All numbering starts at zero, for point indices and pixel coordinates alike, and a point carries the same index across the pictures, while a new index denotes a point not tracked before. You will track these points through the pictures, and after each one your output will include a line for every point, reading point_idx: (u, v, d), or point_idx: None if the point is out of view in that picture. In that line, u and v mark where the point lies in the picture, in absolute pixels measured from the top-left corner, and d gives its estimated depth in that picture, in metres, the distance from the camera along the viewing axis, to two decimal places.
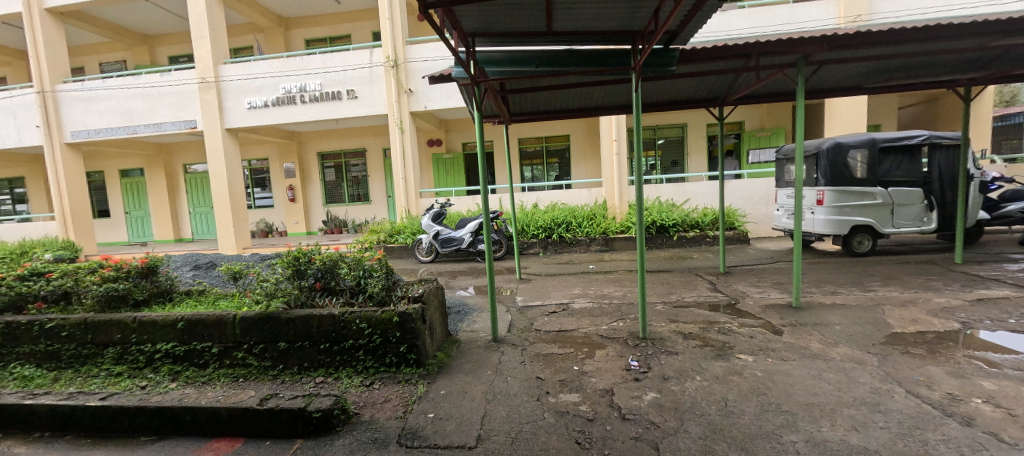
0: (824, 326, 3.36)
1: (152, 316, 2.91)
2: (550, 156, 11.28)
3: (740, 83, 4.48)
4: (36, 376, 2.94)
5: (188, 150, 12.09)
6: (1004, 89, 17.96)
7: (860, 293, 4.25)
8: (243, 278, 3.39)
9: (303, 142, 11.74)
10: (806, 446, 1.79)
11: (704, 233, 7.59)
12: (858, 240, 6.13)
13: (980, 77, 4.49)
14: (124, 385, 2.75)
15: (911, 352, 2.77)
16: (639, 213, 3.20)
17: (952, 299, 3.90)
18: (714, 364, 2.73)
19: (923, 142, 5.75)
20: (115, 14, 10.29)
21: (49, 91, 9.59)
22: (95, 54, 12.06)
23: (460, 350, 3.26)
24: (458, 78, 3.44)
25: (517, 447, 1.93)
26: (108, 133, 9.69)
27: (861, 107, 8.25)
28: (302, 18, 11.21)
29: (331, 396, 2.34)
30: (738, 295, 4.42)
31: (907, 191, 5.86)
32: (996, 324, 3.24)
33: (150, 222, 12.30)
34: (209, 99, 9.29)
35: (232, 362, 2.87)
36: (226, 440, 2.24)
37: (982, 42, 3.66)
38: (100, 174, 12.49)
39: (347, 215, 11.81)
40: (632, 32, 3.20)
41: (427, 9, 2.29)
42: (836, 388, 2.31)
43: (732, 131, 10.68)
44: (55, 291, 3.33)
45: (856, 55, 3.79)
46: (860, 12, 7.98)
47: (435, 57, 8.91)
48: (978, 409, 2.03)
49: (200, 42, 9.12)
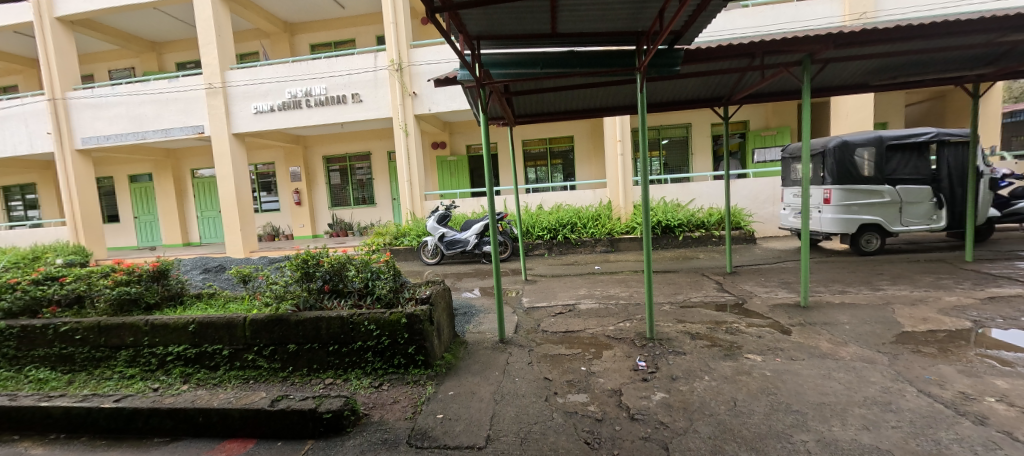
0: (833, 325, 3.34)
1: (164, 318, 2.95)
2: (555, 157, 11.30)
3: (744, 82, 4.46)
4: (50, 379, 2.98)
5: (196, 155, 12.22)
6: (1013, 86, 17.81)
7: (869, 292, 4.22)
8: (252, 281, 3.43)
9: (308, 146, 11.83)
10: (817, 445, 1.78)
11: (709, 233, 7.55)
12: (865, 238, 6.09)
13: (987, 74, 4.46)
14: (137, 387, 2.78)
15: (923, 351, 2.74)
16: (646, 214, 3.13)
17: (964, 297, 3.86)
18: (722, 364, 2.72)
19: (931, 139, 5.72)
20: (124, 21, 10.43)
21: (60, 98, 9.74)
22: (106, 62, 12.25)
23: (467, 351, 3.27)
24: (464, 81, 3.50)
25: (527, 447, 1.94)
26: (118, 139, 9.82)
27: (867, 105, 8.20)
28: (308, 23, 11.32)
29: (342, 397, 2.36)
30: (745, 295, 4.39)
31: (915, 189, 5.80)
32: (1008, 322, 3.21)
33: (159, 227, 12.43)
34: (216, 104, 9.39)
35: (243, 364, 2.90)
36: (239, 441, 2.26)
37: (990, 38, 3.63)
38: (109, 180, 12.67)
39: (353, 218, 11.88)
40: (636, 33, 3.20)
41: (433, 12, 2.29)
42: (847, 388, 2.30)
43: (737, 130, 10.70)
44: (68, 295, 3.36)
45: (861, 53, 3.79)
46: (866, 10, 7.93)
47: (439, 60, 8.96)
48: (991, 408, 2.01)
49: (207, 48, 9.17)
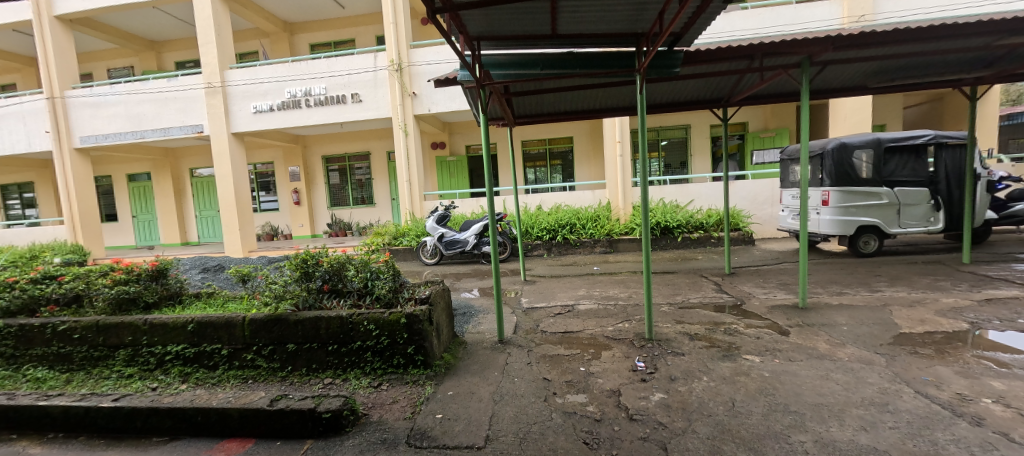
0: (831, 326, 3.36)
1: (163, 318, 2.94)
2: (554, 158, 11.31)
3: (744, 84, 4.47)
4: (48, 378, 2.98)
5: (195, 155, 12.21)
6: (1011, 88, 17.85)
7: (867, 293, 4.23)
8: (251, 281, 3.42)
9: (308, 145, 11.83)
10: (815, 446, 1.79)
11: (708, 234, 7.57)
12: (864, 240, 6.11)
13: (985, 77, 4.47)
14: (135, 386, 2.77)
15: (919, 352, 2.76)
16: (646, 214, 3.11)
17: (961, 299, 3.88)
18: (720, 365, 2.73)
19: (929, 141, 5.73)
20: (123, 20, 10.41)
21: (59, 97, 9.73)
22: (105, 60, 12.23)
23: (466, 351, 3.27)
24: (464, 81, 3.51)
25: (526, 447, 1.95)
26: (116, 138, 9.79)
27: (866, 107, 8.23)
28: (307, 23, 11.31)
29: (341, 397, 2.36)
30: (744, 296, 4.40)
31: (913, 191, 5.82)
32: (1005, 324, 3.22)
33: (158, 227, 12.40)
34: (215, 104, 9.37)
35: (242, 364, 2.89)
36: (238, 440, 2.26)
37: (989, 42, 3.64)
38: (107, 178, 12.63)
39: (352, 218, 11.88)
40: (636, 34, 3.21)
41: (434, 13, 2.29)
42: (844, 389, 2.31)
43: (736, 132, 10.75)
44: (67, 294, 3.35)
45: (860, 55, 3.79)
46: (864, 12, 7.96)
47: (439, 61, 8.97)
48: (988, 409, 2.02)
49: (206, 48, 9.16)
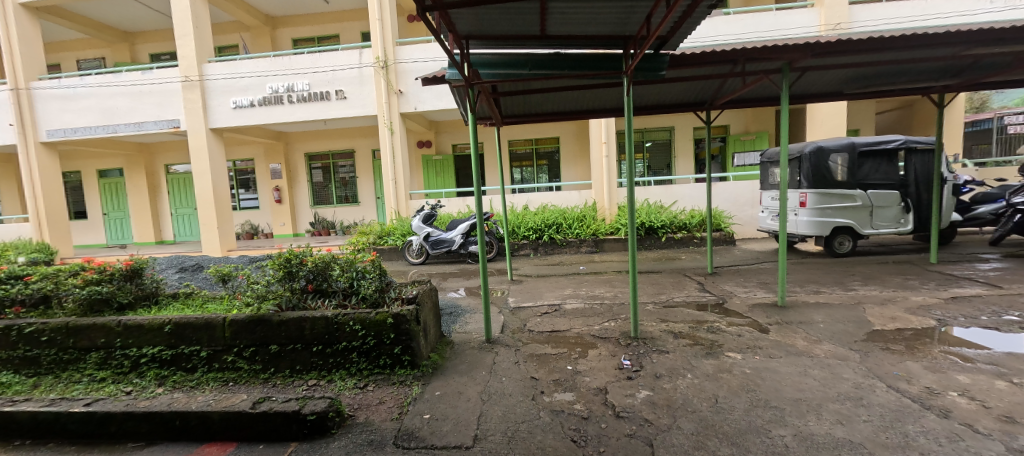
0: (808, 324, 3.47)
1: (138, 319, 2.85)
2: (540, 158, 11.36)
3: (727, 88, 4.58)
4: (13, 383, 2.83)
5: (171, 150, 11.82)
6: (974, 96, 18.63)
7: (842, 292, 4.40)
8: (232, 281, 3.32)
9: (290, 142, 11.58)
10: (794, 439, 1.85)
11: (691, 234, 7.73)
12: (839, 241, 6.32)
13: (953, 85, 4.70)
14: (108, 390, 2.67)
15: (891, 348, 2.87)
16: (631, 214, 3.14)
17: (929, 297, 4.06)
18: (704, 362, 2.80)
19: (899, 146, 5.96)
20: (94, 9, 10.01)
21: (24, 89, 9.27)
22: (74, 51, 11.74)
23: (453, 351, 3.26)
24: (452, 80, 3.51)
25: (514, 446, 1.95)
26: (86, 132, 9.41)
27: (841, 112, 8.53)
28: (290, 17, 11.07)
29: (326, 398, 2.33)
30: (726, 295, 4.52)
31: (885, 194, 6.06)
32: (969, 320, 3.39)
33: (130, 224, 11.97)
34: (193, 98, 9.09)
35: (221, 366, 2.82)
36: (218, 445, 2.21)
37: (956, 51, 3.81)
38: (76, 174, 12.13)
39: (335, 217, 11.69)
40: (624, 37, 3.25)
41: (424, 12, 2.27)
42: (821, 384, 2.39)
43: (718, 134, 10.98)
44: (34, 295, 3.20)
45: (839, 61, 3.93)
46: (840, 20, 8.25)
47: (426, 58, 8.90)
48: (954, 401, 2.12)
49: (184, 40, 8.90)
